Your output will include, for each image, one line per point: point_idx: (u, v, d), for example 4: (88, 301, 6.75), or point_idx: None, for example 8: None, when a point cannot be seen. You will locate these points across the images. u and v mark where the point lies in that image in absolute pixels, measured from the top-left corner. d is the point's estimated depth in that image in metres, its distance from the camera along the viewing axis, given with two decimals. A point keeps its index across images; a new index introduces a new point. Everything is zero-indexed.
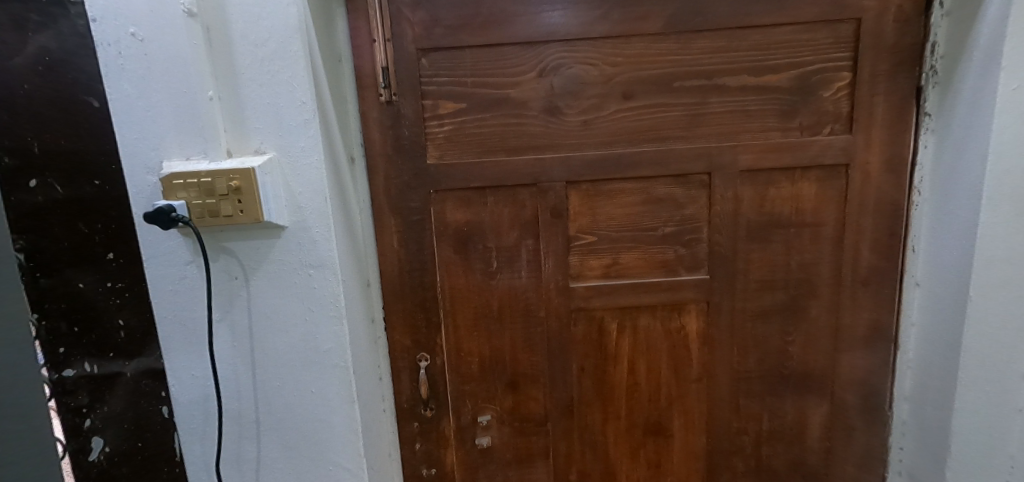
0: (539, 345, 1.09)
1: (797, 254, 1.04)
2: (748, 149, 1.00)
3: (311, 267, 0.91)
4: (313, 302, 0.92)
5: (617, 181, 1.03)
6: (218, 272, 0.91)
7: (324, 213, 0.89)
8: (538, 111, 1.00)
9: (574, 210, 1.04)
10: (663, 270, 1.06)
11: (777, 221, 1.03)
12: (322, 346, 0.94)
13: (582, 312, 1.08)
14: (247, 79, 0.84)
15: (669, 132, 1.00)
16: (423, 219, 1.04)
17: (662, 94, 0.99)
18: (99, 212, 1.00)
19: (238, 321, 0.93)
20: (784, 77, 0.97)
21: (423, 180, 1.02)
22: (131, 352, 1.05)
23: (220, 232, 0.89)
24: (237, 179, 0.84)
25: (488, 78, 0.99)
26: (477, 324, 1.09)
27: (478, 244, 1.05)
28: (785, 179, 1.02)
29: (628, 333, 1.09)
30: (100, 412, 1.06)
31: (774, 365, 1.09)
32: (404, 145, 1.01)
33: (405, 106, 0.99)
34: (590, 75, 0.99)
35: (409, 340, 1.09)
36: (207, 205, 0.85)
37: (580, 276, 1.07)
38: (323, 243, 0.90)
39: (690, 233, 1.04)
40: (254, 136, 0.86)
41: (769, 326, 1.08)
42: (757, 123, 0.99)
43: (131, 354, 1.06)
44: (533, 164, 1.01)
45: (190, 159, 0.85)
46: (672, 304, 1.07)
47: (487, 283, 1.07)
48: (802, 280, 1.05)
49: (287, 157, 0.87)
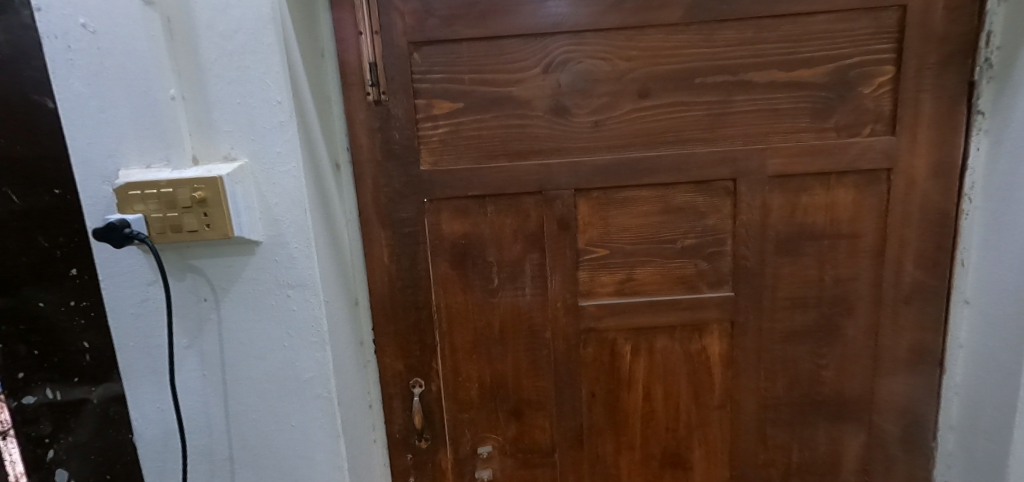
0: (545, 369, 0.99)
1: (832, 268, 0.94)
2: (777, 153, 0.89)
3: (289, 287, 0.81)
4: (293, 326, 0.83)
5: (631, 188, 0.92)
6: (183, 292, 0.81)
7: (304, 227, 0.80)
8: (543, 111, 0.90)
9: (583, 221, 0.94)
10: (682, 286, 0.96)
11: (810, 231, 0.93)
12: (303, 375, 0.85)
13: (593, 333, 0.98)
14: (214, 76, 0.74)
15: (689, 133, 0.90)
16: (416, 231, 0.94)
17: (682, 92, 0.89)
18: (66, 221, 0.83)
19: (209, 347, 0.83)
20: (818, 71, 0.87)
21: (415, 188, 0.92)
22: (102, 374, 0.88)
23: (187, 248, 0.79)
24: (203, 189, 0.74)
25: (488, 74, 0.89)
26: (477, 346, 0.98)
27: (478, 258, 0.95)
28: (819, 185, 0.91)
29: (643, 356, 0.98)
30: (65, 443, 0.86)
31: (805, 391, 0.99)
32: (394, 149, 0.91)
33: (396, 106, 0.89)
34: (601, 71, 0.88)
35: (402, 365, 0.99)
36: (168, 219, 0.75)
37: (590, 294, 0.96)
38: (303, 260, 0.81)
39: (712, 246, 0.94)
40: (223, 140, 0.76)
41: (800, 349, 0.97)
42: (788, 124, 0.89)
43: (98, 379, 0.88)
44: (538, 170, 0.91)
45: (150, 167, 0.75)
46: (692, 324, 0.96)
47: (487, 301, 0.97)
48: (838, 297, 0.95)
49: (261, 164, 0.77)
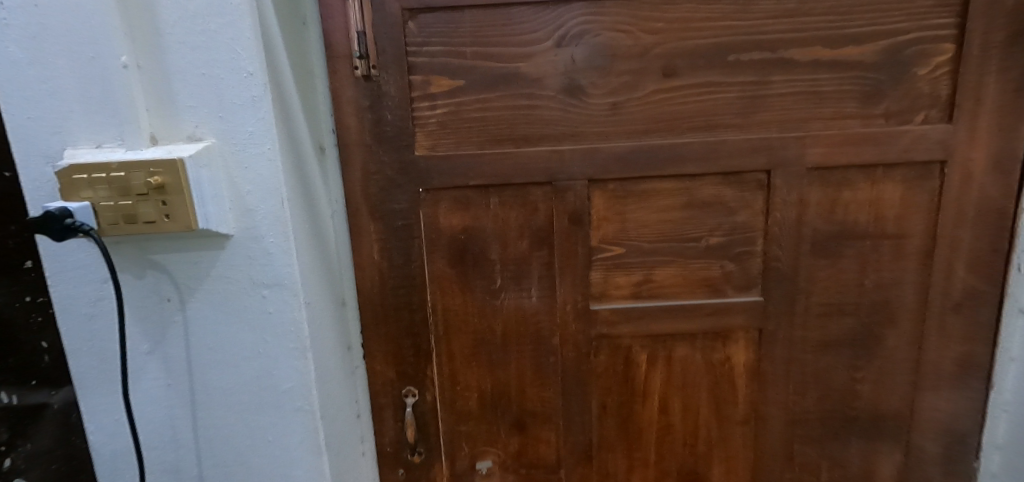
0: (552, 379, 0.89)
1: (873, 272, 0.84)
2: (818, 141, 0.79)
3: (265, 287, 0.71)
4: (269, 331, 0.73)
5: (653, 179, 0.82)
6: (143, 292, 0.71)
7: (280, 218, 0.69)
8: (555, 91, 0.79)
9: (598, 215, 0.84)
10: (707, 289, 0.86)
11: (851, 230, 0.83)
12: (281, 386, 0.75)
13: (605, 340, 0.88)
14: (174, 41, 0.64)
15: (719, 118, 0.80)
16: (410, 225, 0.84)
17: (713, 71, 0.78)
18: (17, 210, 0.69)
19: (173, 354, 0.73)
20: (868, 50, 0.77)
21: (410, 176, 0.82)
22: (62, 378, 0.74)
23: (146, 241, 0.69)
24: (161, 174, 0.63)
25: (493, 48, 0.78)
26: (476, 353, 0.89)
27: (479, 255, 0.85)
28: (863, 178, 0.81)
29: (660, 365, 0.89)
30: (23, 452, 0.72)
31: (838, 406, 0.89)
32: (386, 132, 0.80)
33: (388, 82, 0.78)
34: (621, 46, 0.78)
35: (394, 372, 0.89)
36: (120, 207, 0.64)
37: (603, 296, 0.86)
38: (280, 257, 0.70)
39: (742, 245, 0.84)
40: (187, 116, 0.66)
41: (834, 360, 0.87)
42: (831, 109, 0.79)
43: (59, 381, 0.74)
44: (548, 157, 0.81)
45: (101, 147, 0.64)
46: (716, 331, 0.87)
47: (489, 304, 0.87)
48: (879, 304, 0.85)
49: (230, 146, 0.67)
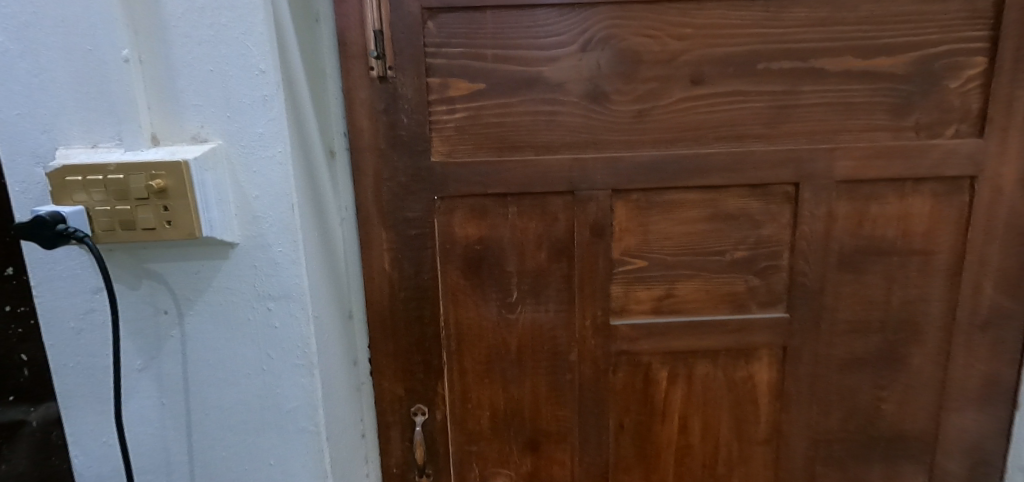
0: (569, 397, 0.85)
1: (901, 288, 0.82)
2: (848, 154, 0.77)
3: (271, 299, 0.67)
4: (274, 346, 0.68)
5: (678, 190, 0.79)
6: (138, 303, 0.65)
7: (290, 226, 0.65)
8: (578, 97, 0.76)
9: (620, 227, 0.80)
10: (730, 304, 0.83)
11: (879, 246, 0.81)
12: (284, 405, 0.70)
13: (624, 357, 0.84)
14: (179, 34, 0.59)
15: (748, 128, 0.77)
16: (423, 234, 0.79)
17: (742, 79, 0.76)
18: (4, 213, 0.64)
19: (168, 370, 0.68)
20: (900, 61, 0.75)
21: (425, 183, 0.78)
22: (42, 393, 0.69)
23: (143, 248, 0.63)
24: (163, 177, 0.58)
25: (515, 50, 0.74)
26: (490, 370, 0.85)
27: (495, 267, 0.81)
28: (892, 193, 0.79)
29: (681, 383, 0.85)
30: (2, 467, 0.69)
31: (862, 426, 0.86)
32: (401, 136, 0.76)
33: (404, 84, 0.75)
34: (649, 52, 0.75)
35: (402, 389, 0.85)
36: (117, 212, 0.59)
37: (624, 311, 0.83)
38: (288, 267, 0.66)
39: (767, 259, 0.81)
40: (191, 115, 0.61)
41: (859, 379, 0.85)
42: (861, 121, 0.77)
43: (37, 397, 0.68)
44: (570, 165, 0.77)
45: (96, 147, 0.59)
46: (739, 348, 0.84)
47: (504, 318, 0.83)
48: (905, 321, 0.83)
49: (238, 148, 0.62)
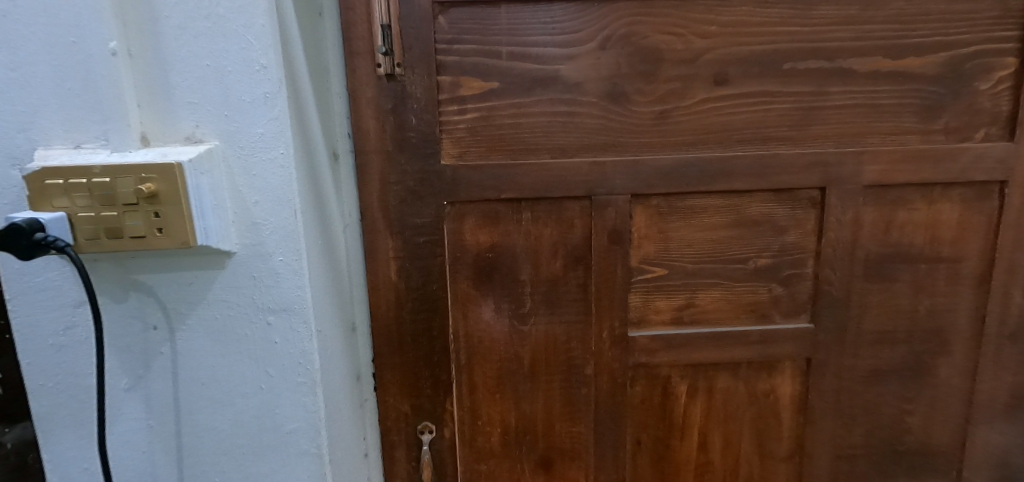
0: (584, 412, 0.81)
1: (929, 297, 0.79)
2: (875, 158, 0.74)
3: (271, 313, 0.62)
4: (274, 363, 0.63)
5: (700, 195, 0.76)
6: (124, 318, 0.60)
7: (293, 234, 0.60)
8: (597, 97, 0.72)
9: (639, 234, 0.77)
10: (753, 314, 0.79)
11: (907, 253, 0.78)
12: (284, 427, 0.65)
13: (642, 370, 0.80)
14: (173, 26, 0.54)
15: (772, 131, 0.74)
16: (432, 241, 0.75)
17: (768, 79, 0.72)
18: None
19: (157, 391, 0.62)
20: (931, 61, 0.72)
21: (435, 187, 0.73)
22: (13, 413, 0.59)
23: (131, 258, 0.58)
24: (154, 181, 0.53)
25: (531, 47, 0.70)
26: (501, 384, 0.80)
27: (508, 276, 0.77)
28: (921, 198, 0.76)
29: (701, 397, 0.82)
30: None
31: (887, 440, 0.83)
32: (409, 138, 0.72)
33: (413, 82, 0.70)
34: (671, 50, 0.71)
35: (408, 406, 0.80)
36: (102, 219, 0.54)
37: (642, 322, 0.79)
38: (290, 279, 0.61)
39: (791, 267, 0.78)
40: (185, 114, 0.56)
41: (885, 391, 0.82)
42: (889, 124, 0.74)
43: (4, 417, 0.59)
44: (588, 169, 0.73)
45: (80, 148, 0.54)
46: (762, 360, 0.80)
47: (517, 330, 0.79)
48: (932, 331, 0.80)
49: (237, 150, 0.57)
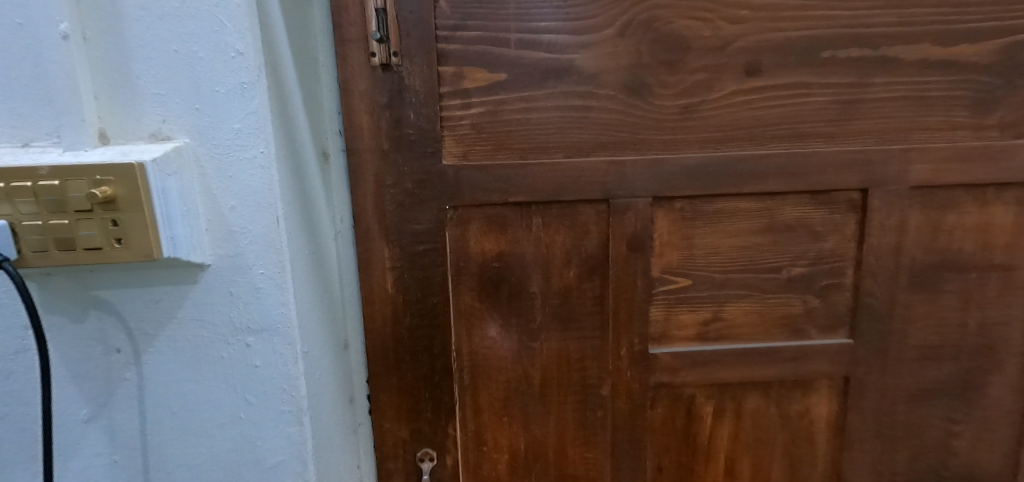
0: (600, 436, 0.74)
1: (979, 310, 0.72)
2: (923, 156, 0.67)
3: (250, 333, 0.54)
4: (254, 389, 0.55)
5: (728, 198, 0.69)
6: (82, 341, 0.52)
7: (274, 244, 0.52)
8: (615, 89, 0.65)
9: (660, 240, 0.69)
10: (786, 329, 0.72)
11: (955, 261, 0.70)
12: (267, 460, 0.57)
13: (664, 390, 0.73)
14: (135, 5, 0.47)
15: (809, 126, 0.67)
16: (434, 250, 0.68)
17: (804, 69, 0.65)
18: None
19: (121, 422, 0.54)
20: (985, 49, 0.65)
21: (436, 190, 0.66)
22: None
23: (89, 271, 0.51)
24: (112, 184, 0.46)
25: (542, 34, 0.63)
26: (509, 406, 0.73)
27: (516, 288, 0.70)
28: (971, 201, 0.69)
29: (728, 419, 0.74)
30: None
31: (931, 465, 0.76)
32: (407, 135, 0.65)
33: (412, 74, 0.63)
34: (697, 37, 0.64)
35: (407, 431, 0.72)
36: (51, 228, 0.46)
37: (664, 338, 0.72)
38: (272, 294, 0.53)
39: (828, 277, 0.71)
40: (150, 108, 0.48)
41: (930, 412, 0.74)
42: (938, 118, 0.67)
43: None
44: (605, 169, 0.66)
45: (28, 146, 0.46)
46: (796, 379, 0.73)
47: (526, 347, 0.71)
48: (983, 347, 0.73)
49: (209, 149, 0.49)
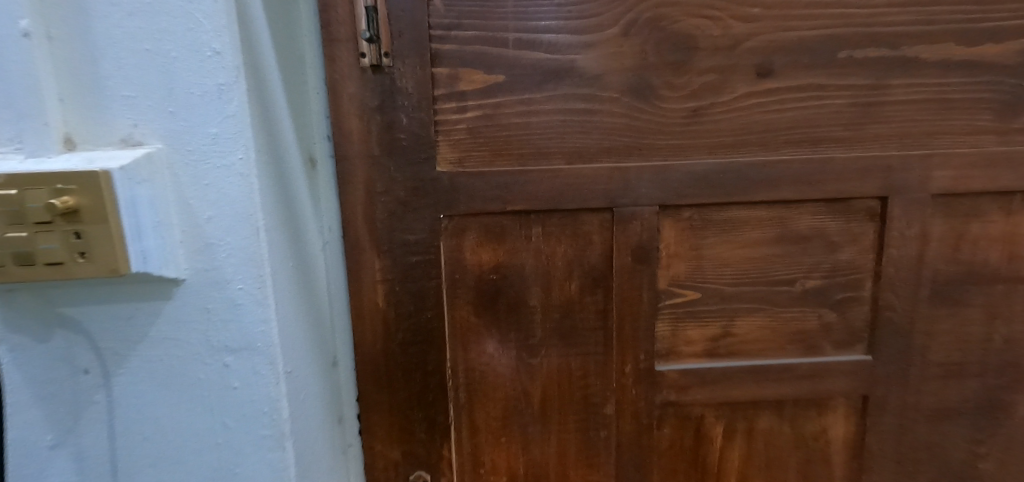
0: (604, 458, 0.70)
1: (1004, 324, 0.68)
2: (945, 162, 0.63)
3: (229, 356, 0.49)
4: (233, 416, 0.50)
5: (739, 207, 0.65)
6: (48, 361, 0.47)
7: (255, 259, 0.47)
8: (619, 92, 0.61)
9: (667, 251, 0.66)
10: (800, 344, 0.68)
11: (979, 273, 0.67)
12: None
13: (671, 409, 0.69)
14: None
15: (826, 130, 0.63)
16: (427, 261, 0.64)
17: (820, 71, 0.62)
18: None
19: (90, 448, 0.50)
20: (1010, 49, 0.61)
21: (430, 198, 0.62)
22: None
23: (54, 286, 0.46)
24: (75, 194, 0.41)
25: (542, 33, 0.60)
26: (507, 426, 0.69)
27: (515, 301, 0.66)
28: (996, 209, 0.65)
29: (739, 440, 0.70)
30: None
31: None
32: (399, 140, 0.61)
33: (404, 75, 0.59)
34: (705, 36, 0.61)
35: (400, 453, 0.68)
36: (10, 242, 0.42)
37: (672, 354, 0.68)
38: (252, 314, 0.48)
39: (844, 290, 0.67)
40: (120, 109, 0.43)
41: (953, 433, 0.70)
42: (961, 122, 0.63)
43: None
44: (609, 176, 0.63)
45: None
46: (811, 397, 0.69)
47: (525, 363, 0.67)
48: (1008, 363, 0.69)
49: (183, 154, 0.44)
